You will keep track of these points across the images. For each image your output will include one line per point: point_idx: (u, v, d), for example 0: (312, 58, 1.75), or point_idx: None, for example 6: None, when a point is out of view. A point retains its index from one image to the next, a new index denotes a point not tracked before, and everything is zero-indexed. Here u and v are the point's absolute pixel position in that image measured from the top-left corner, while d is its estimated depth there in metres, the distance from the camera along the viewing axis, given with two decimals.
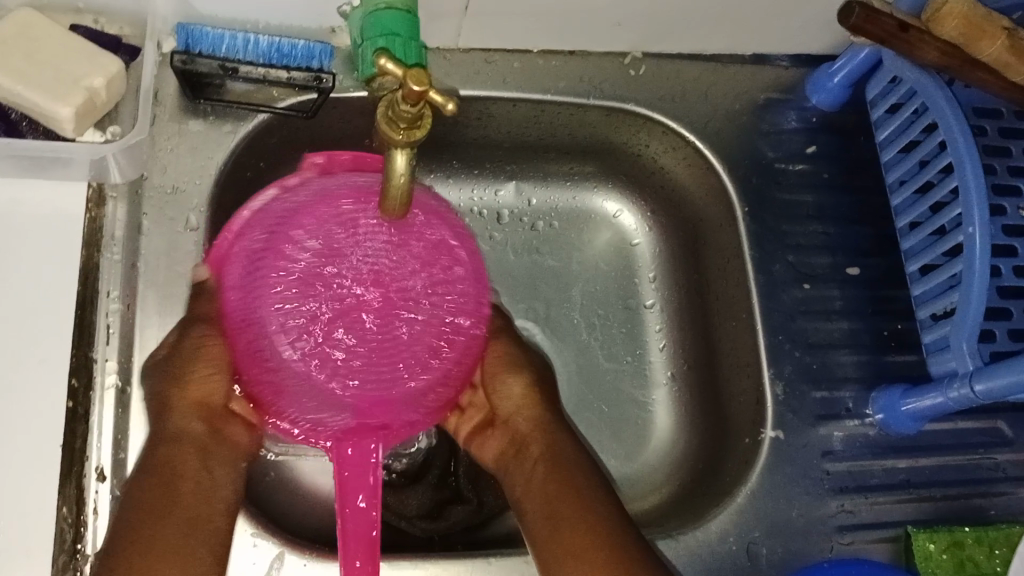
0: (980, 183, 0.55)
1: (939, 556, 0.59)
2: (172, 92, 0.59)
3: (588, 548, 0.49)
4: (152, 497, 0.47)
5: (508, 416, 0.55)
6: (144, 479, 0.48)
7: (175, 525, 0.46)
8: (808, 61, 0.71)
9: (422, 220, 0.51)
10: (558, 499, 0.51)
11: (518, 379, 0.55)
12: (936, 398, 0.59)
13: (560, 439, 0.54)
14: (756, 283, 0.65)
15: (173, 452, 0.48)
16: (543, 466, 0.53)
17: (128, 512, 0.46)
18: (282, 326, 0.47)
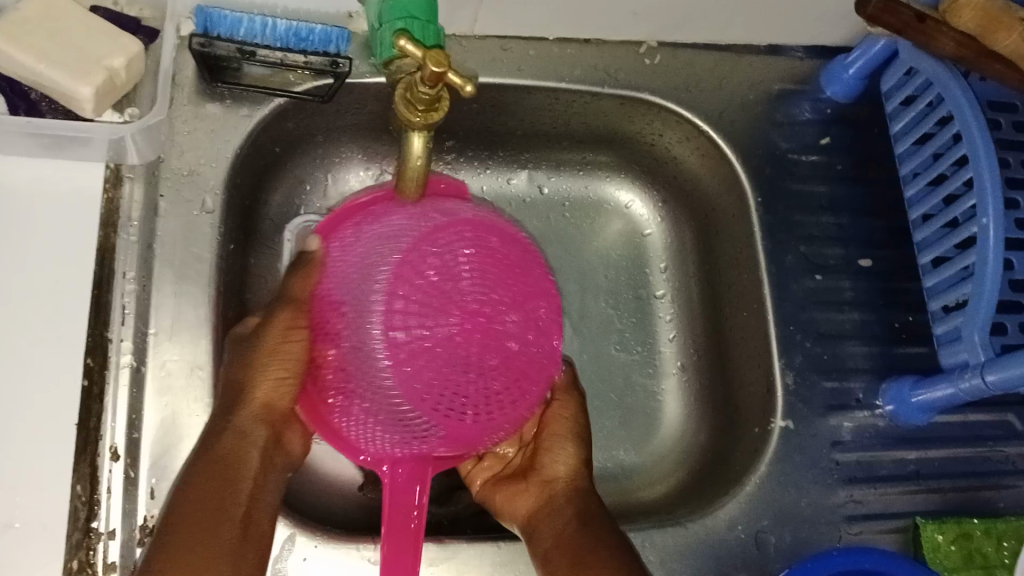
0: (994, 175, 0.55)
1: (947, 547, 0.59)
2: (190, 74, 0.59)
3: None
4: (213, 489, 0.48)
5: (551, 475, 0.57)
6: (203, 466, 0.49)
7: (231, 525, 0.48)
8: (823, 52, 0.71)
9: (516, 259, 0.51)
10: (584, 551, 0.52)
11: (571, 445, 0.57)
12: (947, 390, 0.59)
13: (596, 502, 0.55)
14: (769, 273, 0.65)
15: (235, 447, 0.50)
16: (574, 523, 0.54)
17: (188, 498, 0.48)
18: (389, 350, 0.47)
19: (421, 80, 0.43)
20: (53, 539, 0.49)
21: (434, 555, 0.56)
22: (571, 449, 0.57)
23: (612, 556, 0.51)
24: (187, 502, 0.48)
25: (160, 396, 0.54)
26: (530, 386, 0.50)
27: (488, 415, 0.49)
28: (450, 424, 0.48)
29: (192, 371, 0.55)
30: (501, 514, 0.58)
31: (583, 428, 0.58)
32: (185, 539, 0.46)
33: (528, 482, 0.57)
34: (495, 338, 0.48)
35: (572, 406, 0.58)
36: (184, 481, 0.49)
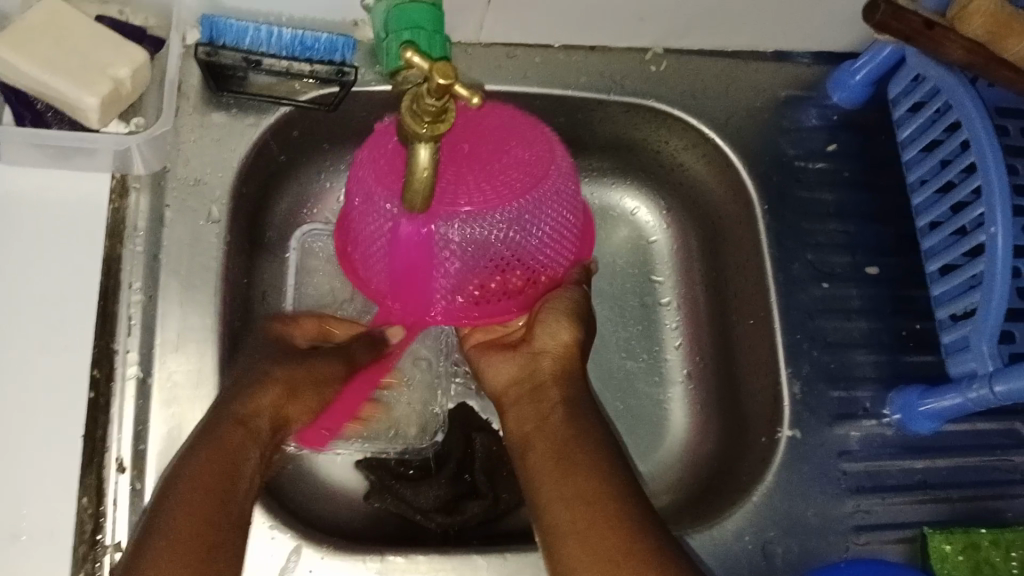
0: (1004, 184, 0.55)
1: (955, 557, 0.59)
2: (196, 83, 0.59)
3: (594, 503, 0.48)
4: (209, 478, 0.45)
5: (540, 350, 0.58)
6: (200, 457, 0.46)
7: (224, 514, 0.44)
8: (830, 59, 0.71)
9: (490, 111, 0.57)
10: (571, 445, 0.52)
11: (565, 325, 0.57)
12: (955, 399, 0.59)
13: (584, 393, 0.56)
14: (776, 280, 0.65)
15: (236, 440, 0.48)
16: (560, 410, 0.54)
17: (184, 483, 0.44)
18: (467, 241, 0.53)
19: (428, 92, 0.43)
20: (58, 554, 0.49)
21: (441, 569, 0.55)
22: (562, 338, 0.57)
23: (597, 448, 0.51)
24: (188, 488, 0.44)
25: (167, 406, 0.54)
26: (566, 233, 0.58)
27: (535, 261, 0.57)
28: (508, 279, 0.57)
29: (197, 381, 0.54)
30: (487, 382, 0.61)
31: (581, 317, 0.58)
32: (186, 519, 0.43)
33: (515, 354, 0.59)
34: (489, 158, 0.54)
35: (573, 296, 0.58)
36: (175, 474, 0.45)
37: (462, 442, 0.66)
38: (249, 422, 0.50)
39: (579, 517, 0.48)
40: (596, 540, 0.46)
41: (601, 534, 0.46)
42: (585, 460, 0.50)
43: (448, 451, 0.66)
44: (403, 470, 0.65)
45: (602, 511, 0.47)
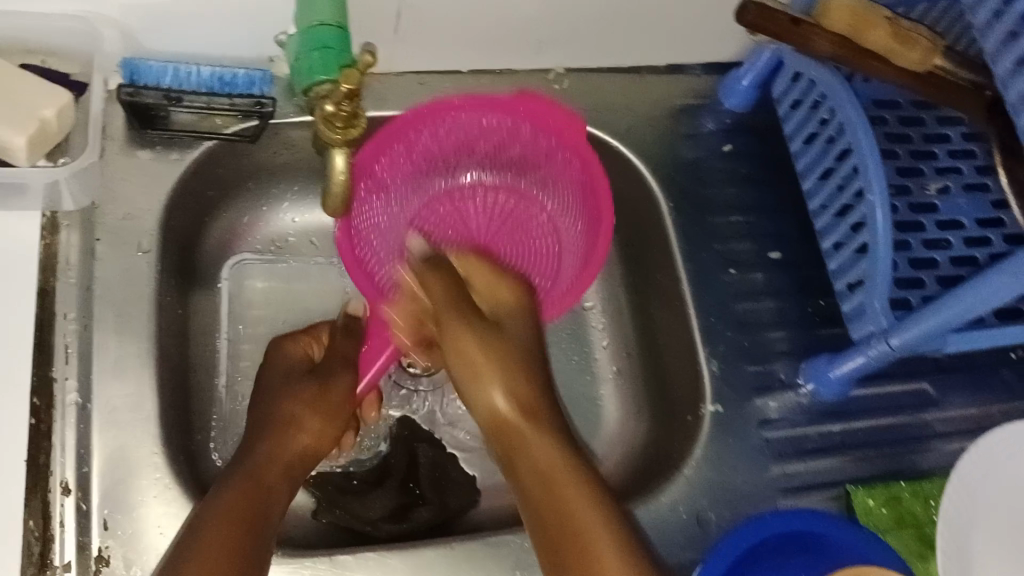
0: (877, 157, 0.61)
1: (878, 510, 0.64)
2: (120, 125, 0.62)
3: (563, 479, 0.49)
4: (240, 510, 0.49)
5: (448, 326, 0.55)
6: (230, 489, 0.51)
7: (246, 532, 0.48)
8: (718, 68, 0.77)
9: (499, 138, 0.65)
10: (539, 419, 0.52)
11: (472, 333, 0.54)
12: (858, 360, 0.63)
13: (481, 346, 0.53)
14: (687, 270, 0.69)
15: (261, 484, 0.52)
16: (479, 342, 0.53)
17: (219, 504, 0.49)
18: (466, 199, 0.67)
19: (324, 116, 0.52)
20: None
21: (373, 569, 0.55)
22: (492, 367, 0.52)
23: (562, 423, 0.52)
24: (209, 510, 0.49)
25: (108, 430, 0.54)
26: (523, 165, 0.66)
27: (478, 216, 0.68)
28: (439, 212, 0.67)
29: (136, 405, 0.55)
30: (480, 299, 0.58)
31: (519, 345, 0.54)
32: (197, 538, 0.46)
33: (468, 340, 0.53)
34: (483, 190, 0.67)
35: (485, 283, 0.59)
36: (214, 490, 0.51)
37: (404, 453, 0.68)
38: (272, 462, 0.54)
39: (550, 493, 0.49)
40: (540, 464, 0.50)
41: (538, 461, 0.50)
42: (565, 483, 0.49)
43: (393, 463, 0.67)
44: (350, 484, 0.66)
45: (540, 432, 0.51)
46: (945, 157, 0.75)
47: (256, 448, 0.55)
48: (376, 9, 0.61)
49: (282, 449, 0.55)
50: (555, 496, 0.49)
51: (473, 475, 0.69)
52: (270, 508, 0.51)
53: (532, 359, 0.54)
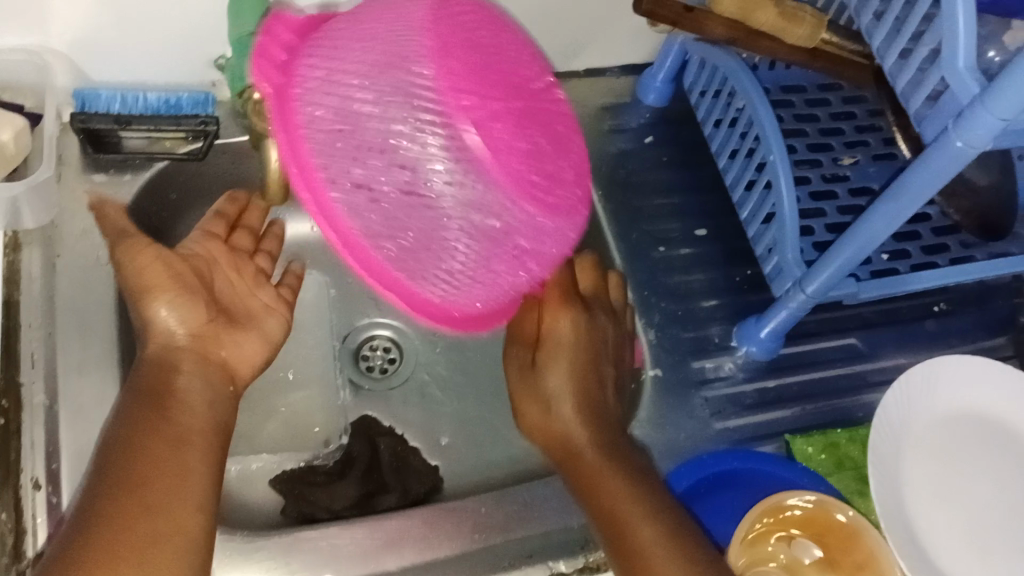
0: (775, 124, 0.66)
1: (818, 455, 0.66)
2: (75, 153, 0.66)
3: (608, 484, 0.55)
4: (145, 474, 0.47)
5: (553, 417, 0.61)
6: (142, 408, 0.51)
7: (189, 511, 0.47)
8: (635, 69, 0.83)
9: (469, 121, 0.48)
10: (606, 482, 0.55)
11: (566, 411, 0.60)
12: (781, 315, 0.67)
13: (598, 457, 0.57)
14: (619, 251, 0.74)
15: (165, 432, 0.50)
16: (591, 444, 0.58)
17: (119, 478, 0.46)
18: (447, 159, 0.47)
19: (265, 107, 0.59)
20: None
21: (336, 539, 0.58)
22: (571, 406, 0.60)
23: (627, 479, 0.55)
24: (142, 437, 0.49)
25: (74, 426, 0.58)
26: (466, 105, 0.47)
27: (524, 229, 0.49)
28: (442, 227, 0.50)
29: (102, 402, 0.59)
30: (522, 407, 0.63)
31: (600, 414, 0.60)
32: (135, 473, 0.47)
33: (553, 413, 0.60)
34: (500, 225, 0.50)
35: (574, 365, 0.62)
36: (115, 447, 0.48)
37: (366, 447, 0.71)
38: (179, 403, 0.52)
39: (614, 528, 0.53)
40: (611, 499, 0.54)
41: (607, 500, 0.54)
42: (616, 493, 0.54)
43: (355, 456, 0.70)
44: (314, 476, 0.69)
45: (622, 486, 0.55)
46: (853, 133, 0.81)
47: (150, 382, 0.52)
48: None
49: (183, 387, 0.53)
50: (621, 512, 0.53)
51: (435, 463, 0.72)
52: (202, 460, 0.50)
53: (614, 438, 0.59)
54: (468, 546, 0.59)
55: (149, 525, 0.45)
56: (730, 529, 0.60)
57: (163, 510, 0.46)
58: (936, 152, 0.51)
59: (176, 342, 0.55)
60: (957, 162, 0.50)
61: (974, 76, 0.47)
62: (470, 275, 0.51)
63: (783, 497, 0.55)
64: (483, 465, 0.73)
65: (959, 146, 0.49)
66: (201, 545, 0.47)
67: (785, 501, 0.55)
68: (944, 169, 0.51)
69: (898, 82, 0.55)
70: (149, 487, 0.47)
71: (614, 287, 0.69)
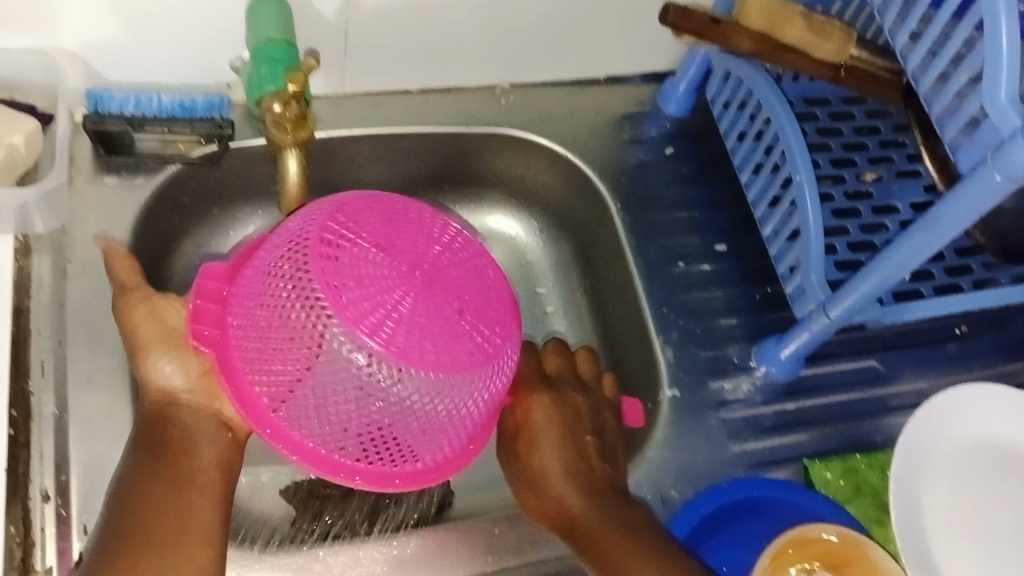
0: (801, 141, 0.65)
1: (836, 481, 0.66)
2: (87, 156, 0.65)
3: (616, 548, 0.54)
4: (152, 519, 0.51)
5: (557, 495, 0.56)
6: (144, 458, 0.53)
7: (195, 544, 0.51)
8: (656, 78, 0.81)
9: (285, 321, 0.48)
10: (615, 546, 0.54)
11: (557, 471, 0.57)
12: (803, 336, 0.66)
13: (607, 524, 0.55)
14: (638, 265, 0.73)
15: (160, 489, 0.52)
16: (587, 509, 0.56)
17: (125, 520, 0.51)
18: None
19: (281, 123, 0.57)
20: None
21: (349, 558, 0.57)
22: (559, 471, 0.57)
23: (643, 547, 0.54)
24: (148, 480, 0.52)
25: (82, 439, 0.57)
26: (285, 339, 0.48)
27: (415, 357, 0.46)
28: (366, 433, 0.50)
29: (111, 414, 0.57)
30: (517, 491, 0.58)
31: (597, 481, 0.57)
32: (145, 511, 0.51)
33: (535, 486, 0.57)
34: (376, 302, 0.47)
35: (551, 426, 0.58)
36: (126, 492, 0.52)
37: None
38: (188, 453, 0.54)
39: None
40: (626, 565, 0.53)
41: (623, 562, 0.53)
42: (622, 555, 0.53)
43: None
44: (323, 488, 0.67)
45: (632, 546, 0.54)
46: (876, 148, 0.80)
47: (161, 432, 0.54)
48: (324, 32, 0.65)
49: (191, 444, 0.54)
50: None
51: (446, 476, 0.71)
52: (202, 502, 0.53)
53: (610, 498, 0.56)
54: (483, 569, 0.58)
55: (156, 561, 0.50)
56: (749, 559, 0.60)
57: (171, 544, 0.51)
58: (971, 184, 0.50)
59: (175, 398, 0.55)
60: (993, 194, 0.50)
61: (1016, 110, 0.46)
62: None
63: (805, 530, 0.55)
64: (495, 480, 0.71)
65: (997, 180, 0.48)
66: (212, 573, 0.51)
67: (805, 535, 0.55)
68: (979, 200, 0.50)
69: (933, 107, 0.54)
70: (158, 523, 0.51)
71: (584, 367, 0.64)
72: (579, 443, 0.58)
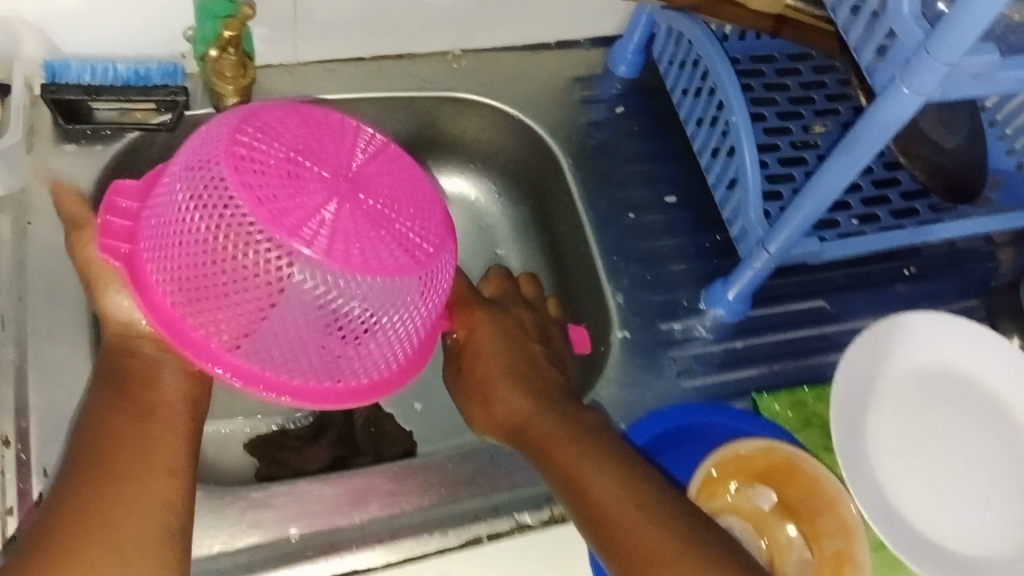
0: (736, 85, 0.67)
1: (786, 413, 0.67)
2: (47, 124, 0.68)
3: (589, 461, 0.54)
4: (118, 448, 0.51)
5: (505, 415, 0.60)
6: (107, 394, 0.53)
7: (155, 475, 0.50)
8: (605, 42, 0.84)
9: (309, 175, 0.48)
10: (580, 450, 0.55)
11: (512, 397, 0.60)
12: (746, 275, 0.67)
13: (581, 441, 0.56)
14: (589, 217, 0.75)
15: (123, 421, 0.52)
16: (544, 416, 0.58)
17: (83, 452, 0.51)
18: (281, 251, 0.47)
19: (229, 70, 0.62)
20: None
21: (304, 494, 0.59)
22: (507, 382, 0.60)
23: (609, 454, 0.55)
24: (111, 412, 0.52)
25: (43, 388, 0.59)
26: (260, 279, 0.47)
27: (366, 253, 0.48)
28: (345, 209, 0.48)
29: (73, 361, 0.60)
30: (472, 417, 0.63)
31: (551, 388, 0.61)
32: (111, 442, 0.51)
33: (490, 399, 0.61)
34: (355, 194, 0.49)
35: (493, 329, 0.63)
36: (93, 420, 0.52)
37: (343, 410, 0.71)
38: (149, 385, 0.54)
39: (593, 517, 0.52)
40: (594, 492, 0.52)
41: (592, 486, 0.53)
42: (589, 466, 0.54)
43: (330, 417, 0.70)
44: (286, 441, 0.69)
45: (597, 462, 0.54)
46: (823, 101, 0.82)
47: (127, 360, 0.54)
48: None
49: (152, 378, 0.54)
50: (603, 503, 0.52)
51: (409, 429, 0.73)
52: (164, 435, 0.52)
53: (580, 408, 0.59)
54: (436, 501, 0.60)
55: (120, 491, 0.49)
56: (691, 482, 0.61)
57: (137, 473, 0.50)
58: (884, 100, 0.51)
59: (135, 328, 0.55)
60: (906, 110, 0.51)
61: (919, 24, 0.48)
62: (308, 351, 0.50)
63: (735, 449, 0.55)
64: (456, 430, 0.73)
65: (905, 93, 0.49)
66: (177, 504, 0.50)
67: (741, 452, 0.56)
68: (894, 118, 0.51)
69: (851, 34, 0.55)
70: (126, 450, 0.51)
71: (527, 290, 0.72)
72: (535, 360, 0.63)
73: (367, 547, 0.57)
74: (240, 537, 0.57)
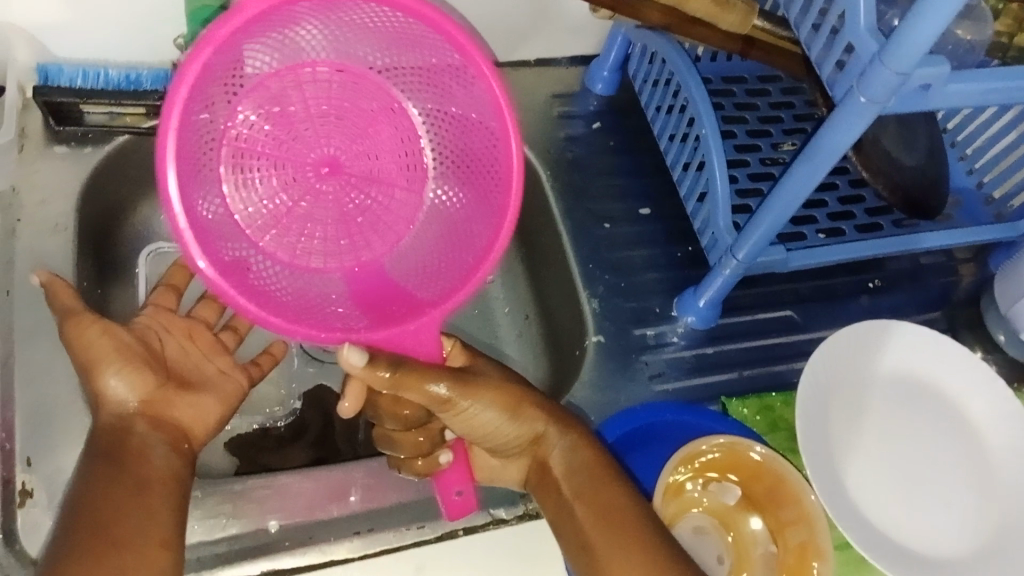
0: (707, 100, 0.70)
1: (753, 417, 0.69)
2: (37, 127, 0.69)
3: (607, 511, 0.53)
4: (113, 520, 0.46)
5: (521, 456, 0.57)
6: (96, 463, 0.48)
7: (152, 548, 0.46)
8: (583, 61, 0.86)
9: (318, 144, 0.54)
10: (595, 491, 0.54)
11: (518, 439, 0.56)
12: (716, 283, 0.70)
13: (599, 489, 0.54)
14: (567, 227, 0.77)
15: (113, 491, 0.47)
16: (560, 459, 0.56)
17: (69, 522, 0.45)
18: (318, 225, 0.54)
19: None
20: None
21: (284, 488, 0.60)
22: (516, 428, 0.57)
23: (627, 500, 0.54)
24: (101, 479, 0.47)
25: (27, 381, 0.60)
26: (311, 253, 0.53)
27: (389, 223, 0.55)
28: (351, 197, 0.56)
29: (57, 357, 0.60)
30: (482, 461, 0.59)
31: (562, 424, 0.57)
32: (104, 513, 0.46)
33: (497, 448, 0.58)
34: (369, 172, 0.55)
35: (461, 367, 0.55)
36: (77, 492, 0.47)
37: (321, 415, 0.73)
38: (142, 456, 0.50)
39: (610, 528, 0.53)
40: (605, 540, 0.52)
41: (597, 535, 0.53)
42: (610, 513, 0.53)
43: (309, 421, 0.73)
44: (267, 439, 0.71)
45: (611, 513, 0.53)
46: (791, 121, 0.85)
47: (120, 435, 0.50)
48: None
49: (145, 448, 0.50)
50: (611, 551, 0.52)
51: None
52: (158, 505, 0.48)
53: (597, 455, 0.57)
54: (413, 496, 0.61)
55: (118, 561, 0.44)
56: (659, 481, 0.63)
57: (133, 544, 0.45)
58: (843, 110, 0.54)
59: (128, 410, 0.52)
60: (863, 118, 0.53)
61: (873, 36, 0.51)
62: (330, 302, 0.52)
63: (697, 446, 0.57)
64: None
65: (862, 102, 0.52)
66: None
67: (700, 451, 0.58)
68: (853, 127, 0.54)
69: (812, 50, 0.58)
70: (122, 519, 0.46)
71: None
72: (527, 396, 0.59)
73: (344, 540, 0.58)
74: (221, 529, 0.58)
